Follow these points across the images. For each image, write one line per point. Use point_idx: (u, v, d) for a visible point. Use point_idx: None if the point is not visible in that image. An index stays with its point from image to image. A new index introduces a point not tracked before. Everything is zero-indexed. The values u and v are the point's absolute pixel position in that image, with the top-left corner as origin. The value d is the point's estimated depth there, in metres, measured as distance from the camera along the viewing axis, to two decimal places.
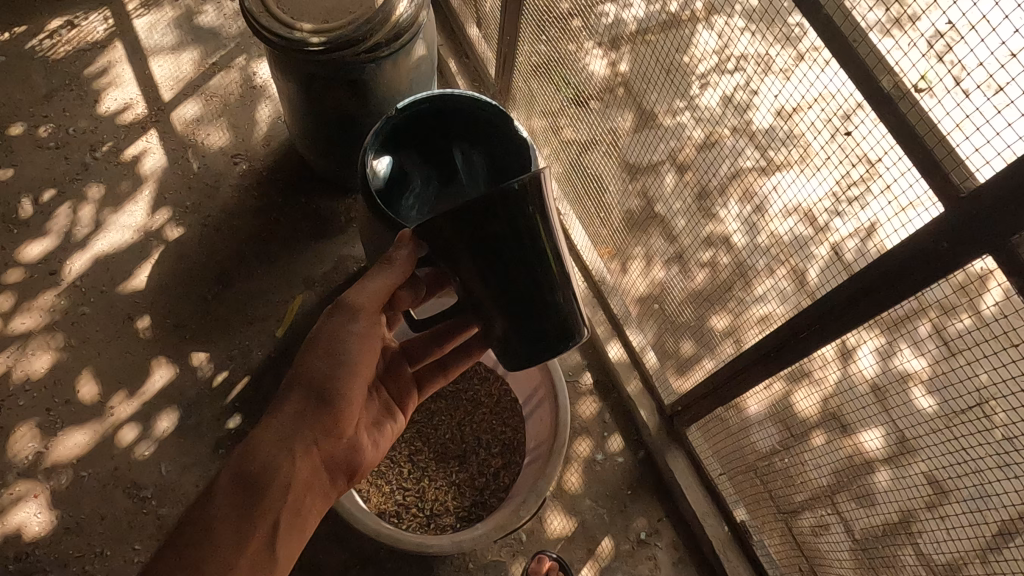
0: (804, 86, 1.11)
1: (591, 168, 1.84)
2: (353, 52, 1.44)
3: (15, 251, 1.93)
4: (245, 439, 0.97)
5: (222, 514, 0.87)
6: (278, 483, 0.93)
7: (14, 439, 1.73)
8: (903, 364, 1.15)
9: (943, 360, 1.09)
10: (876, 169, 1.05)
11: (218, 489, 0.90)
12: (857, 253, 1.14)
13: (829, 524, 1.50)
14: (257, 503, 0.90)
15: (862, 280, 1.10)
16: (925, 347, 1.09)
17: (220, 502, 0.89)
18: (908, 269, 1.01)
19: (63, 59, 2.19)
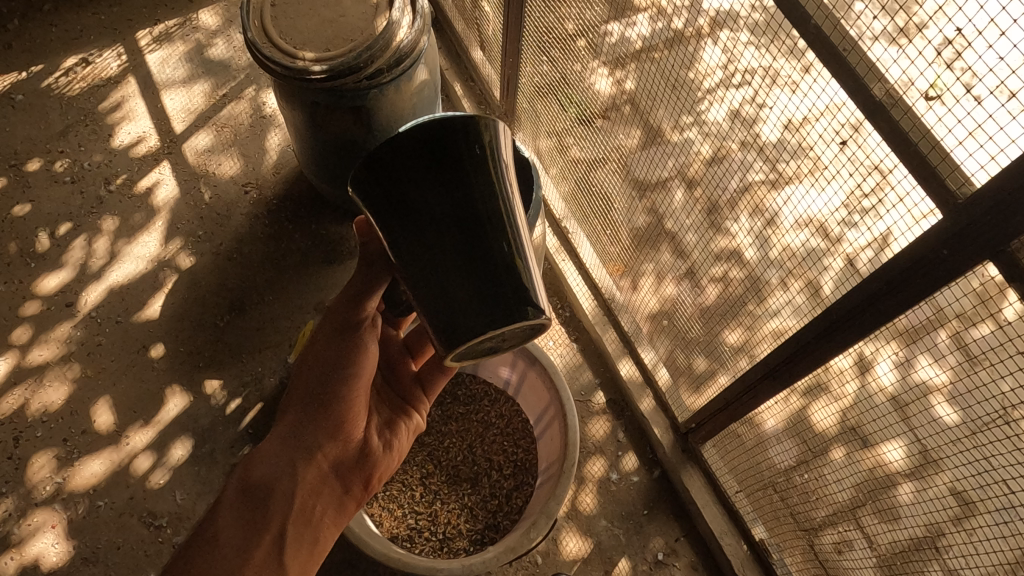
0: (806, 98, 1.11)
1: (598, 186, 1.84)
2: (355, 78, 1.47)
3: (32, 285, 1.96)
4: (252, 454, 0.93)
5: (226, 521, 0.83)
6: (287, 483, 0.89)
7: (32, 470, 1.75)
8: (921, 373, 1.13)
9: (962, 369, 1.07)
10: (888, 180, 1.03)
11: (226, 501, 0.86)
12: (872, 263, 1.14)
13: (852, 541, 1.47)
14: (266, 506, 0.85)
15: (865, 291, 1.09)
16: (942, 353, 1.07)
17: (226, 511, 0.84)
18: (913, 277, 0.99)
19: (78, 95, 2.24)
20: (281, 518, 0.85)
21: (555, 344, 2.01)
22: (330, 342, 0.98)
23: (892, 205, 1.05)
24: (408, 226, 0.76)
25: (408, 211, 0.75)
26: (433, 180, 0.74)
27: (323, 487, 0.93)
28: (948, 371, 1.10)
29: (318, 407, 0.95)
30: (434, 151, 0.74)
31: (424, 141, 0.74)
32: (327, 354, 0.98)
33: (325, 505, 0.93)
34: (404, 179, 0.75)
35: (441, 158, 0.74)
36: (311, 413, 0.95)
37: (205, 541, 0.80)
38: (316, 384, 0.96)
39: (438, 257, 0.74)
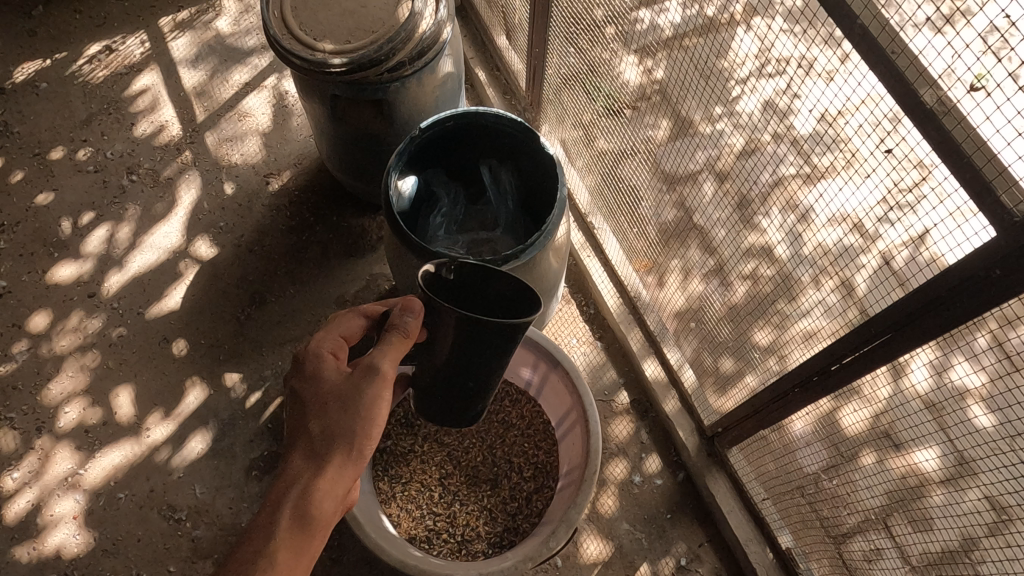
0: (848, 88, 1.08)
1: (624, 180, 1.79)
2: (375, 71, 1.43)
3: (54, 274, 1.96)
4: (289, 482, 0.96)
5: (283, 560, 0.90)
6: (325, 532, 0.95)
7: (53, 461, 1.75)
8: (961, 378, 1.08)
9: (1003, 375, 1.03)
10: (930, 174, 0.99)
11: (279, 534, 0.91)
12: (909, 263, 1.09)
13: (882, 550, 1.41)
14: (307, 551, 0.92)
15: (919, 298, 1.02)
16: (982, 361, 1.03)
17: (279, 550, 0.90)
18: (971, 290, 0.94)
19: (101, 83, 2.23)
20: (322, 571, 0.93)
21: (579, 341, 1.98)
22: (375, 400, 0.99)
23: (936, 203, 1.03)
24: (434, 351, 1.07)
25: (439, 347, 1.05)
26: (464, 351, 1.02)
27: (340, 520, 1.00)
28: (989, 379, 1.05)
29: (355, 459, 0.98)
30: (472, 346, 1.01)
31: (480, 347, 1.01)
32: (364, 407, 0.98)
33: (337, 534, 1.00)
34: (454, 346, 1.02)
35: (471, 352, 1.02)
36: (351, 464, 0.98)
37: None
38: (357, 441, 0.98)
39: (435, 372, 1.11)
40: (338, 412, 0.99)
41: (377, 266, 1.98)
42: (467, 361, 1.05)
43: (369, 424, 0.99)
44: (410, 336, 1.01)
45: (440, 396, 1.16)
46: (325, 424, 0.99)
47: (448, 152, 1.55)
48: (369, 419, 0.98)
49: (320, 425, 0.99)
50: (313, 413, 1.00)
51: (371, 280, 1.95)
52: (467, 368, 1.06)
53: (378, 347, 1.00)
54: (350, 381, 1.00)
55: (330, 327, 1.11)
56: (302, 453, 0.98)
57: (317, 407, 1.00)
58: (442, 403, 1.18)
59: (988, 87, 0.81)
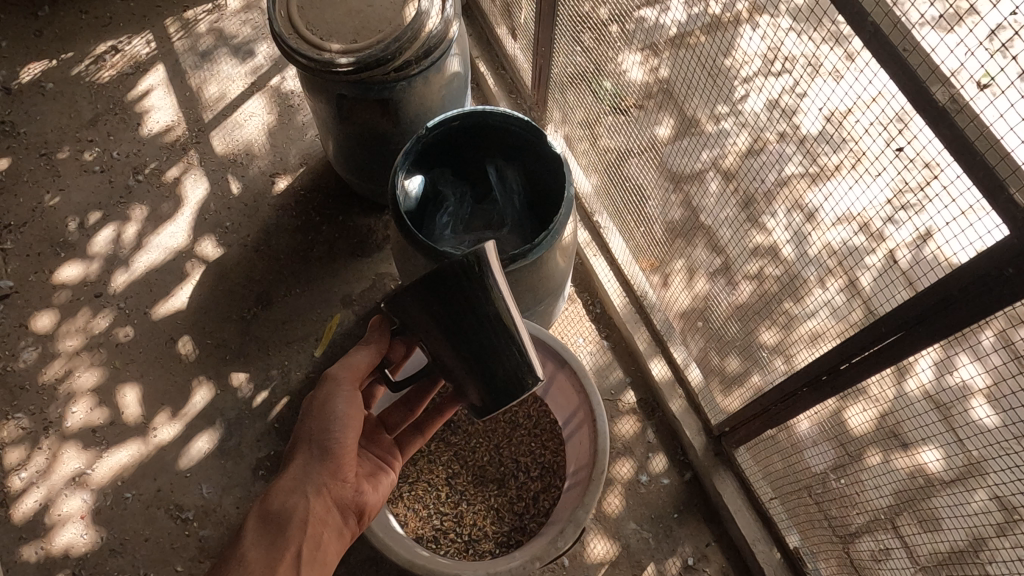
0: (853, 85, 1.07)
1: (630, 179, 1.78)
2: (382, 70, 1.43)
3: (60, 274, 1.97)
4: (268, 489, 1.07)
5: (252, 541, 0.97)
6: (297, 520, 1.01)
7: (60, 461, 1.75)
8: (963, 374, 1.10)
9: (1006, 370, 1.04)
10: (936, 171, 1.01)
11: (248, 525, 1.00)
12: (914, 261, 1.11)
13: (890, 550, 1.41)
14: (277, 536, 0.99)
15: (932, 297, 1.01)
16: (987, 354, 1.03)
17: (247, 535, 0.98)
18: (982, 289, 0.93)
19: (107, 83, 2.24)
20: (295, 551, 0.98)
21: (585, 341, 1.98)
22: (328, 397, 1.09)
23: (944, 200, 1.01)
24: (439, 335, 1.05)
25: (434, 329, 1.04)
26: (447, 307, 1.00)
27: (328, 518, 1.06)
28: (992, 372, 1.07)
29: (319, 454, 1.08)
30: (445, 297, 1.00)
31: (452, 294, 0.99)
32: (315, 406, 1.09)
33: (330, 531, 1.05)
34: (436, 310, 1.01)
35: (450, 298, 1.00)
36: (316, 459, 1.08)
37: (235, 559, 0.94)
38: (319, 438, 1.08)
39: (463, 360, 1.06)
40: (301, 421, 1.11)
41: (383, 266, 1.98)
42: (458, 322, 1.02)
43: (322, 421, 1.08)
44: (377, 347, 1.12)
45: (491, 382, 1.06)
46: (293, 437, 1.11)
47: (454, 150, 1.55)
48: (324, 413, 1.08)
49: (292, 437, 1.12)
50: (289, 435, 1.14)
51: (377, 280, 1.95)
52: (469, 324, 1.02)
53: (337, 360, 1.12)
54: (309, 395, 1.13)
55: None
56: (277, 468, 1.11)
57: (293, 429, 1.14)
58: (502, 391, 1.07)
59: (993, 86, 0.80)
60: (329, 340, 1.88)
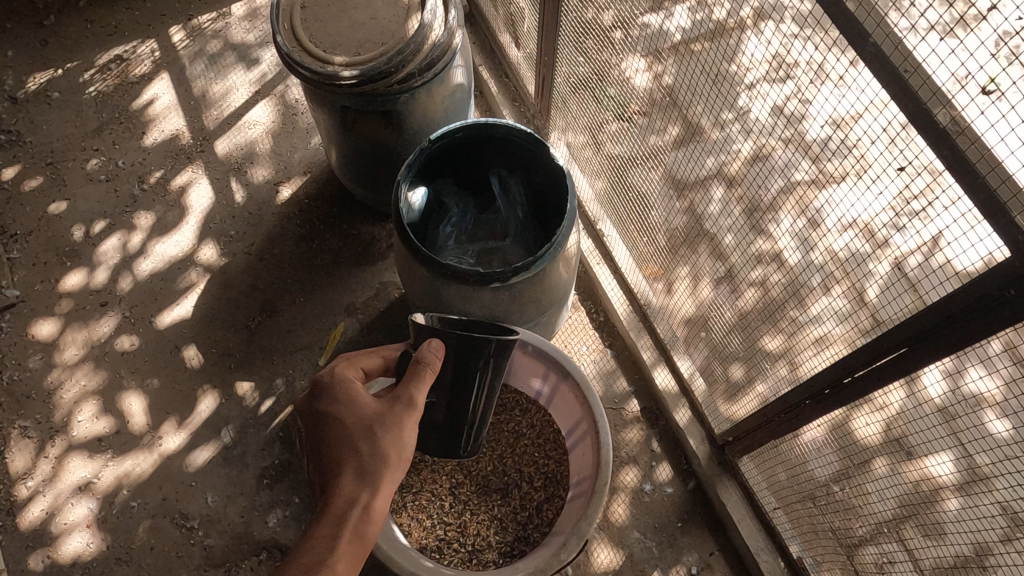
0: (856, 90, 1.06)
1: (634, 186, 1.78)
2: (385, 83, 1.43)
3: (66, 282, 1.98)
4: (354, 497, 1.07)
5: (346, 562, 1.01)
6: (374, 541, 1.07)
7: (66, 469, 1.76)
8: (974, 384, 1.08)
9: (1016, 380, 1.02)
10: (940, 180, 0.99)
11: (345, 539, 1.03)
12: (922, 270, 1.09)
13: (895, 558, 1.40)
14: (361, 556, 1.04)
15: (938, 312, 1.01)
16: (996, 364, 1.02)
17: (344, 553, 1.02)
18: (991, 305, 0.93)
19: (113, 92, 2.25)
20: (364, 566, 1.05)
21: (589, 349, 1.98)
22: (413, 427, 1.15)
23: (948, 203, 0.99)
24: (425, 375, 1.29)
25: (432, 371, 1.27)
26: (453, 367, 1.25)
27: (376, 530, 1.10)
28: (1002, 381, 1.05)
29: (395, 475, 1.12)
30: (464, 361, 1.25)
31: (466, 364, 1.25)
32: (406, 431, 1.14)
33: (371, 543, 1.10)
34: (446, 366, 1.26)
35: (466, 368, 1.25)
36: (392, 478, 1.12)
37: None
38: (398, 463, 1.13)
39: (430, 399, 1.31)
40: (384, 435, 1.13)
41: (387, 274, 1.98)
42: (457, 380, 1.27)
43: (407, 447, 1.14)
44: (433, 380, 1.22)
45: (438, 425, 1.34)
46: (367, 445, 1.12)
47: (458, 162, 1.56)
48: (407, 441, 1.14)
49: (367, 446, 1.12)
50: (356, 439, 1.12)
51: (381, 288, 1.96)
52: (457, 387, 1.28)
53: (414, 386, 1.18)
54: (390, 408, 1.15)
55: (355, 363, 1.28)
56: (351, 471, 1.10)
57: (358, 429, 1.14)
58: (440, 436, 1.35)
59: (1003, 90, 0.82)
60: (333, 348, 1.88)
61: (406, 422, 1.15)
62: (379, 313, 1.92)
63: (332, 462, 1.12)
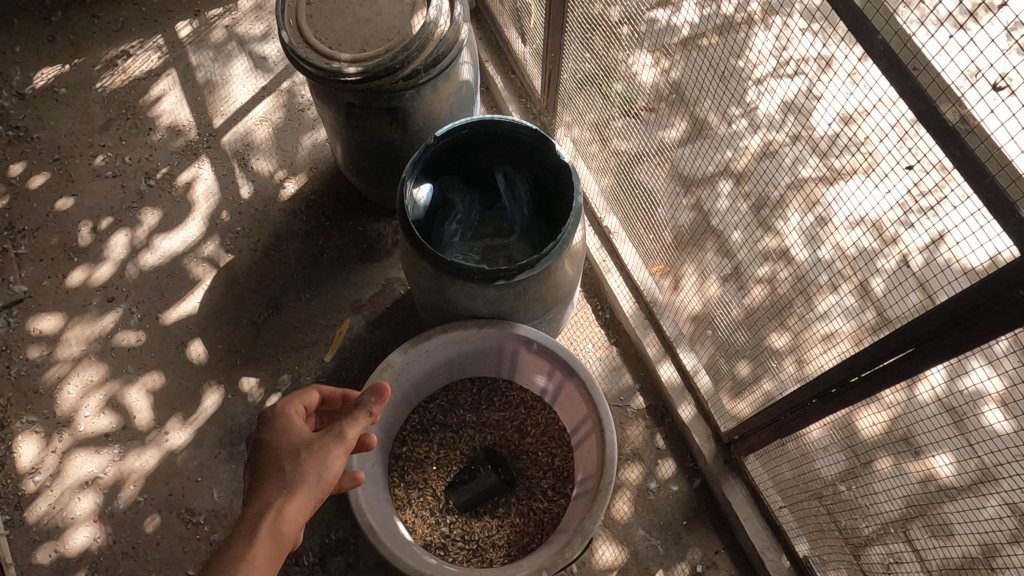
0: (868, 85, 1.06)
1: (641, 184, 1.77)
2: (391, 79, 1.42)
3: (72, 278, 1.98)
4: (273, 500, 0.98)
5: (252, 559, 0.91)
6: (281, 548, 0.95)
7: (73, 464, 1.77)
8: (976, 381, 1.08)
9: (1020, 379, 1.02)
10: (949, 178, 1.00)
11: (255, 538, 0.93)
12: (927, 263, 1.11)
13: (901, 558, 1.40)
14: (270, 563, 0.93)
15: (947, 312, 1.00)
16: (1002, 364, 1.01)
17: (253, 552, 0.91)
18: (1003, 306, 0.91)
19: (120, 88, 2.25)
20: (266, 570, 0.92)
21: (594, 346, 1.97)
22: (335, 447, 1.05)
23: (960, 200, 1.02)
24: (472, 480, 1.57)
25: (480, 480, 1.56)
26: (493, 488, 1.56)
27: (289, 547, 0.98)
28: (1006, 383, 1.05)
29: (309, 481, 1.01)
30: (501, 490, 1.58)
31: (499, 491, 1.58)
32: (324, 450, 1.04)
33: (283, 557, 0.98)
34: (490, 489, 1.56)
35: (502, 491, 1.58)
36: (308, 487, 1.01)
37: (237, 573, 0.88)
38: (318, 480, 1.02)
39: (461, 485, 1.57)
40: (310, 453, 1.03)
41: (392, 270, 1.98)
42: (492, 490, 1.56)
43: (331, 470, 1.04)
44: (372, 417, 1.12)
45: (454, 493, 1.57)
46: (294, 460, 1.03)
47: (462, 158, 1.55)
48: (326, 459, 1.03)
49: (292, 463, 1.02)
50: (281, 455, 1.04)
51: (386, 285, 1.96)
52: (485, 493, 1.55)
53: (349, 421, 1.09)
54: (318, 436, 1.06)
55: (272, 415, 1.11)
56: (274, 483, 1.00)
57: (281, 449, 1.05)
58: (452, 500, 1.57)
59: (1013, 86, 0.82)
60: (339, 344, 1.88)
61: (340, 446, 1.06)
62: (385, 310, 1.92)
63: (254, 472, 1.04)
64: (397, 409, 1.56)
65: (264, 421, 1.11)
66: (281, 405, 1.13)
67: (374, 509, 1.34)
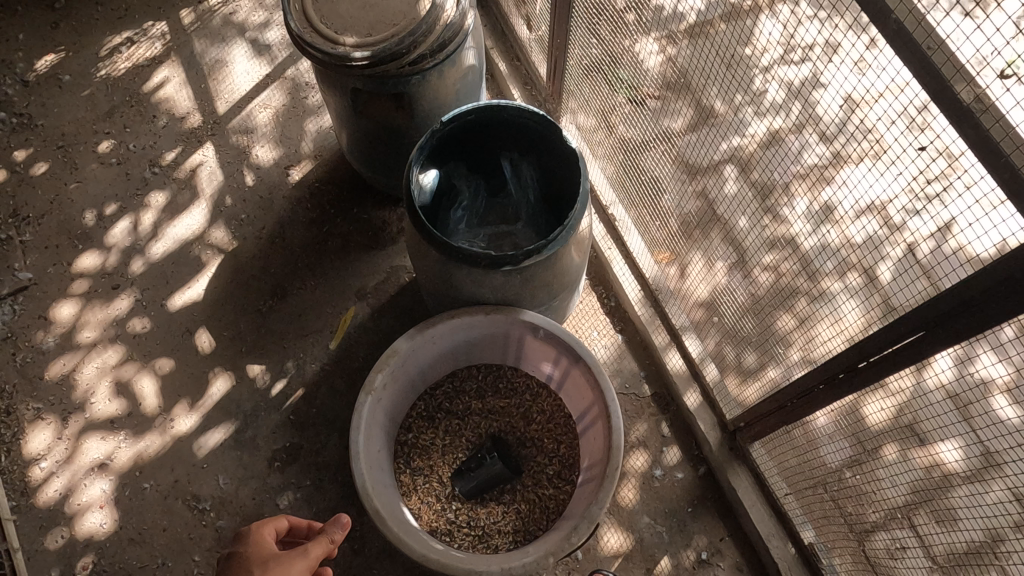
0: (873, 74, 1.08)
1: (647, 172, 1.76)
2: (397, 64, 1.42)
3: (77, 265, 1.98)
4: None
5: None
6: None
7: (79, 450, 1.77)
8: (984, 370, 1.08)
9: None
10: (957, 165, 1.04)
11: None
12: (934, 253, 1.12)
13: (906, 546, 1.40)
14: None
15: (957, 295, 0.99)
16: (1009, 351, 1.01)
17: None
18: (1013, 288, 0.91)
19: (124, 75, 2.25)
20: None
21: (599, 334, 1.97)
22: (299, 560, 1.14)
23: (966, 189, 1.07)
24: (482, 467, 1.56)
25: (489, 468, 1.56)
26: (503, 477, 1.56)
27: None
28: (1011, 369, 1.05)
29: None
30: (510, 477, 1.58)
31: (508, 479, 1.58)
32: (292, 562, 1.12)
33: None
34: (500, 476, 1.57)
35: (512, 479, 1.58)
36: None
37: None
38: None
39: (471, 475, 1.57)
40: (280, 563, 1.12)
41: (397, 258, 1.98)
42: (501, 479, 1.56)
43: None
44: (334, 538, 1.21)
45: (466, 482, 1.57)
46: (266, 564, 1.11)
47: (469, 143, 1.54)
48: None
49: (260, 565, 1.11)
50: (254, 559, 1.12)
51: (391, 273, 1.95)
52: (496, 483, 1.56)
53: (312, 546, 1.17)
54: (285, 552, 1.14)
55: (248, 534, 1.19)
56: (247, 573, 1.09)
57: (254, 554, 1.14)
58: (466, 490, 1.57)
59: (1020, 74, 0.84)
60: (344, 332, 1.88)
61: (302, 561, 1.13)
62: (390, 298, 1.92)
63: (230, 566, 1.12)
64: (403, 394, 1.56)
65: (245, 533, 1.20)
66: (259, 525, 1.21)
67: (381, 494, 1.34)
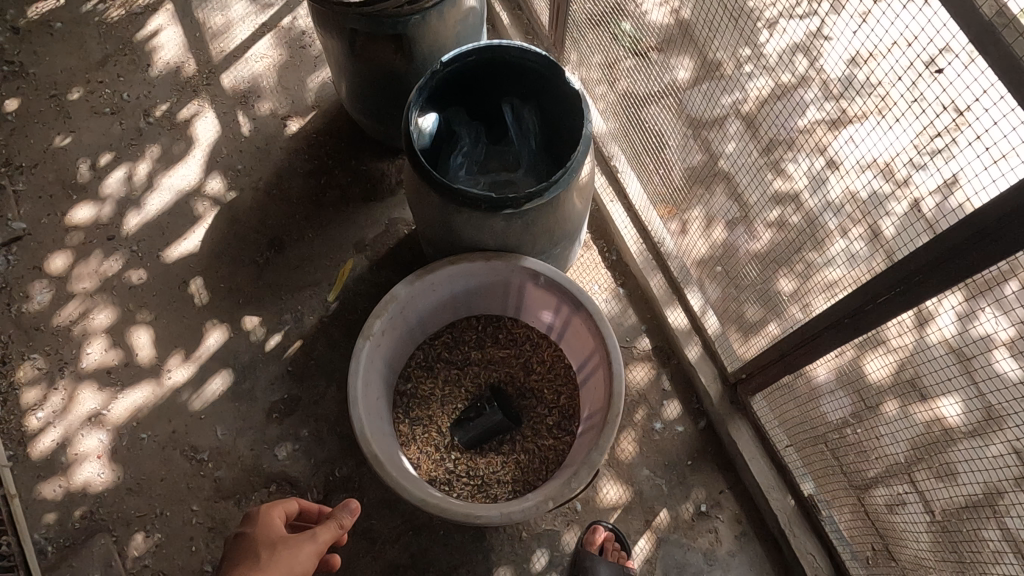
0: (884, 24, 1.05)
1: (649, 123, 1.72)
2: (396, 4, 1.37)
3: (72, 216, 1.95)
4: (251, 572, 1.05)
5: None
6: None
7: (76, 401, 1.76)
8: (984, 326, 1.08)
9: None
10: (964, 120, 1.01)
11: None
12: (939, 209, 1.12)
13: (906, 501, 1.39)
14: None
15: (966, 226, 0.96)
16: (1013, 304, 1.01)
17: None
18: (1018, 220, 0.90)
19: (118, 23, 2.20)
20: None
21: (600, 288, 1.95)
22: (308, 544, 1.12)
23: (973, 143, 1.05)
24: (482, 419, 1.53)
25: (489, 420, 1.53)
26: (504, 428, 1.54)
27: None
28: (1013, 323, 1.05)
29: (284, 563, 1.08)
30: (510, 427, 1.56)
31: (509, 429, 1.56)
32: (301, 546, 1.11)
33: None
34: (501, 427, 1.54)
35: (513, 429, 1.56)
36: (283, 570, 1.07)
37: None
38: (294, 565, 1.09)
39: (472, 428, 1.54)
40: (288, 546, 1.10)
41: (396, 211, 1.95)
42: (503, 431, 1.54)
43: (302, 561, 1.10)
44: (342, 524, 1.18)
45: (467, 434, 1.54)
46: (273, 547, 1.10)
47: (470, 87, 1.51)
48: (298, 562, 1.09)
49: (269, 549, 1.09)
50: (262, 542, 1.11)
51: (390, 225, 1.93)
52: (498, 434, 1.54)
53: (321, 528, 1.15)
54: (294, 534, 1.13)
55: (257, 515, 1.18)
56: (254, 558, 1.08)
57: (263, 537, 1.12)
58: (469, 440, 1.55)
59: None
60: (342, 284, 1.86)
61: (309, 544, 1.12)
62: (389, 251, 1.90)
63: (238, 550, 1.11)
64: (403, 343, 1.55)
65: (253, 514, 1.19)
66: (268, 505, 1.20)
67: (380, 441, 1.33)
